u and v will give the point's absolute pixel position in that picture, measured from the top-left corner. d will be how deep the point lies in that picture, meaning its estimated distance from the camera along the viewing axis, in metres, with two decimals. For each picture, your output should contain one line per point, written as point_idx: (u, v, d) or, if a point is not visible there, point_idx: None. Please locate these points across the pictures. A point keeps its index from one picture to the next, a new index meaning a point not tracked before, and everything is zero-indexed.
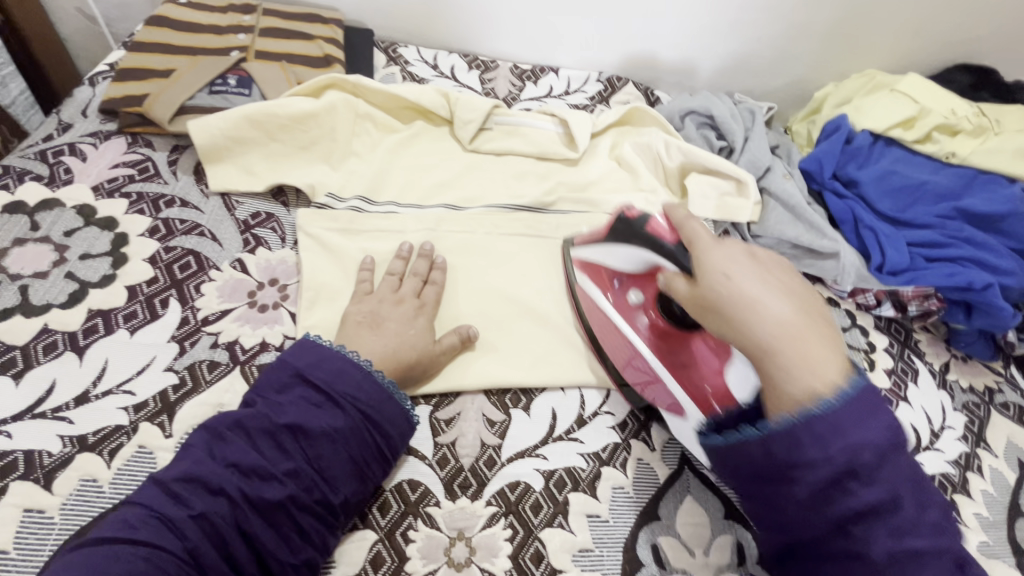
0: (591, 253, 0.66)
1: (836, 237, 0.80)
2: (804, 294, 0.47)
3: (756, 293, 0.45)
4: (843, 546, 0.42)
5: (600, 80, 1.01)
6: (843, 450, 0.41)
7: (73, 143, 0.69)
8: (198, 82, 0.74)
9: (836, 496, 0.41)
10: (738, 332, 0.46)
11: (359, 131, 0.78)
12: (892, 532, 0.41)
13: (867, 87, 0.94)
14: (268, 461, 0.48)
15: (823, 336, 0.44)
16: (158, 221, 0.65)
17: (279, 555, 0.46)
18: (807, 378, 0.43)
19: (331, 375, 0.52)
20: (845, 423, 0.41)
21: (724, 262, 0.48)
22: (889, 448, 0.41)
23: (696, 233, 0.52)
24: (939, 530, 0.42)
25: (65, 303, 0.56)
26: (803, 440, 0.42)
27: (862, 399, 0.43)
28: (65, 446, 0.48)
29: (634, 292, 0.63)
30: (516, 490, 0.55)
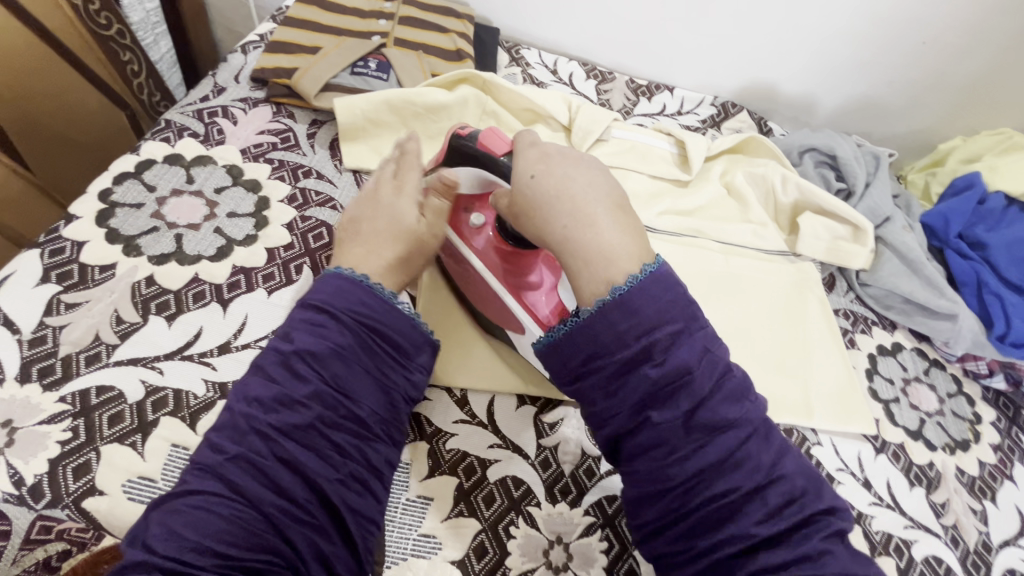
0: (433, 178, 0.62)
1: (955, 298, 0.76)
2: (606, 185, 0.47)
3: (559, 185, 0.47)
4: (647, 431, 0.42)
5: (715, 104, 0.99)
6: (635, 331, 0.42)
7: (225, 106, 0.74)
8: (343, 62, 0.77)
9: (635, 378, 0.42)
10: (547, 229, 0.47)
11: (482, 128, 0.79)
12: (690, 411, 0.41)
13: (1001, 146, 0.89)
14: (287, 388, 0.46)
15: (621, 229, 0.45)
16: (296, 190, 0.68)
17: (322, 473, 0.45)
18: (596, 259, 0.44)
19: (330, 295, 0.50)
20: (640, 306, 0.42)
21: (533, 164, 0.48)
22: (683, 328, 0.42)
23: (516, 140, 0.52)
24: (741, 401, 0.43)
25: (213, 256, 0.60)
26: (602, 330, 0.42)
27: (657, 284, 0.43)
28: (208, 391, 0.52)
29: (476, 216, 0.61)
30: (613, 504, 0.55)
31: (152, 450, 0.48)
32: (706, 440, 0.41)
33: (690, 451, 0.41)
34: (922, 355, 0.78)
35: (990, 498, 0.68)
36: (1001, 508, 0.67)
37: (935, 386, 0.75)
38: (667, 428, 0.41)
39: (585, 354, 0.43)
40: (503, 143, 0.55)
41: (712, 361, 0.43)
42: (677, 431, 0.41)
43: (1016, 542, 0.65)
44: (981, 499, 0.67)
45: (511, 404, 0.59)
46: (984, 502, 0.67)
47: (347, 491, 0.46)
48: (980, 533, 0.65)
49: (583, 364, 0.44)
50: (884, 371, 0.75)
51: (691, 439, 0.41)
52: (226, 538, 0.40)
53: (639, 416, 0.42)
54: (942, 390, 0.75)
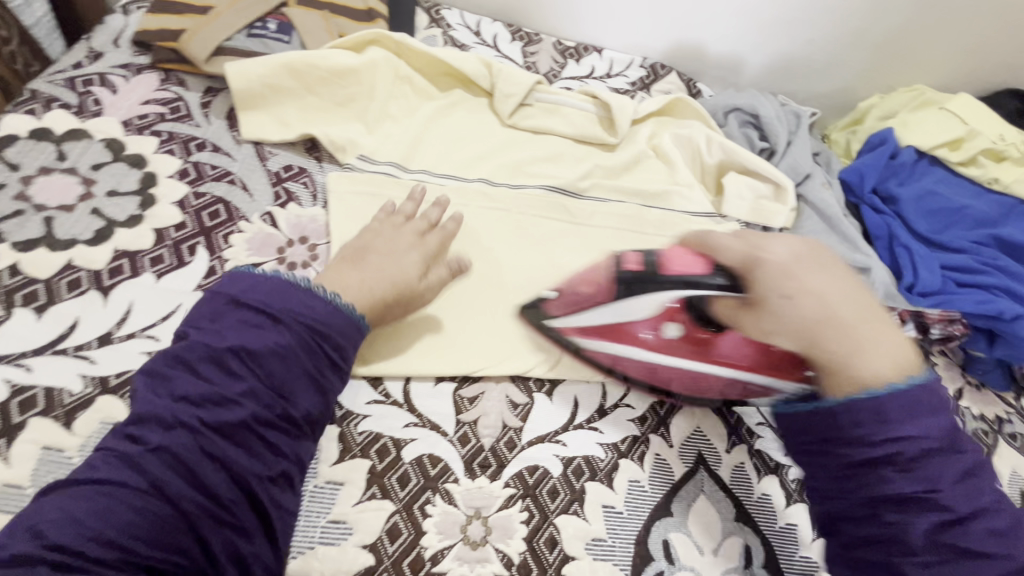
0: (602, 313, 0.61)
1: (869, 253, 0.78)
2: (853, 292, 0.48)
3: (831, 303, 0.47)
4: (877, 529, 0.45)
5: (644, 66, 0.97)
6: (886, 437, 0.45)
7: (103, 74, 0.67)
8: (237, 23, 0.70)
9: (871, 481, 0.45)
10: (794, 344, 0.48)
11: (397, 94, 0.74)
12: (937, 524, 0.43)
13: (915, 102, 0.92)
14: (218, 386, 0.44)
15: (881, 333, 0.47)
16: (188, 164, 0.63)
17: (253, 471, 0.43)
18: (862, 371, 0.46)
19: (268, 294, 0.49)
20: (893, 413, 0.45)
21: (782, 282, 0.47)
22: (950, 450, 0.45)
23: (735, 252, 0.51)
24: (1003, 535, 0.44)
25: (90, 240, 0.55)
26: (847, 424, 0.46)
27: (923, 395, 0.45)
28: (87, 387, 0.48)
29: (667, 327, 0.60)
30: (534, 475, 0.54)
31: (21, 455, 0.44)
32: (941, 558, 0.43)
33: (927, 555, 0.43)
34: None
35: None
36: None
37: None
38: (901, 529, 0.44)
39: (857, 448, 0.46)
40: (691, 257, 0.56)
41: (973, 486, 0.45)
42: (923, 542, 0.43)
43: None
44: None
45: (429, 381, 0.57)
46: None
47: (275, 488, 0.45)
48: None
49: (822, 446, 0.48)
50: None
51: (933, 550, 0.43)
52: (135, 533, 0.38)
53: (869, 510, 0.45)
54: None
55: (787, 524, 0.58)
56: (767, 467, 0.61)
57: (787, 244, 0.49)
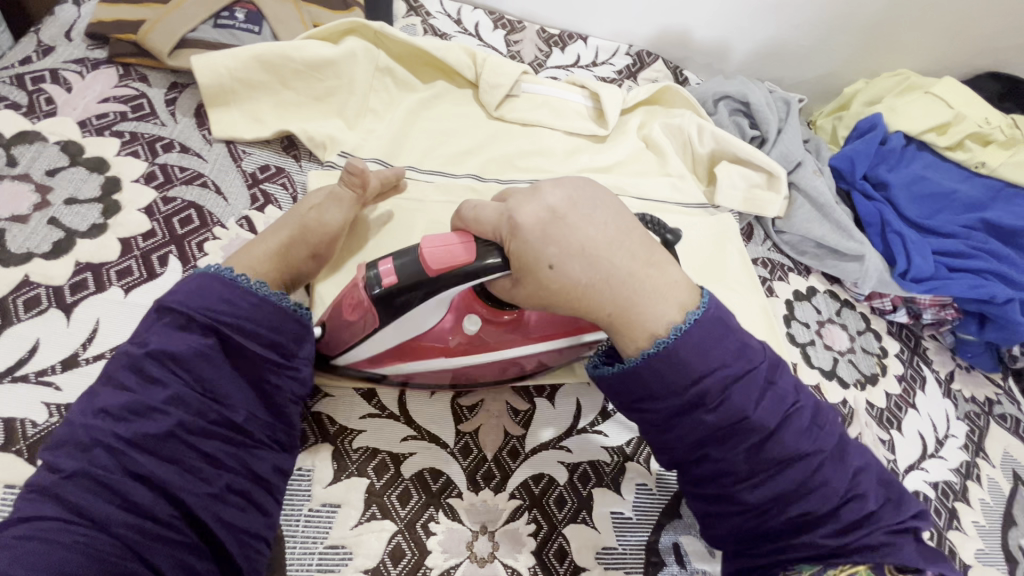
0: (392, 339, 0.48)
1: (863, 240, 0.77)
2: (593, 241, 0.44)
3: (583, 264, 0.44)
4: (708, 466, 0.45)
5: (630, 54, 0.94)
6: (690, 378, 0.43)
7: (54, 69, 0.61)
8: (202, 12, 0.65)
9: (692, 422, 0.44)
10: (591, 307, 0.45)
11: (377, 87, 0.70)
12: (758, 446, 0.44)
13: (900, 86, 0.91)
14: (143, 396, 0.41)
15: (638, 278, 0.45)
16: (155, 166, 0.58)
17: (186, 485, 0.40)
18: (647, 317, 0.44)
19: (187, 293, 0.44)
20: (689, 356, 0.43)
21: (546, 248, 0.43)
22: (740, 377, 0.44)
23: (496, 223, 0.44)
24: (809, 435, 0.45)
25: (48, 253, 0.51)
26: (650, 380, 0.44)
27: (709, 326, 0.44)
28: (52, 416, 0.44)
29: (465, 321, 0.50)
30: (540, 484, 0.52)
31: None
32: (773, 473, 0.44)
33: (761, 478, 0.44)
34: (834, 297, 0.78)
35: (896, 428, 0.69)
36: (906, 435, 0.69)
37: (846, 325, 0.77)
38: (730, 461, 0.45)
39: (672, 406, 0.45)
40: (449, 242, 0.43)
41: (771, 397, 0.45)
42: (743, 460, 0.44)
43: (919, 465, 0.67)
44: (888, 429, 0.69)
45: (426, 391, 0.55)
46: (891, 431, 0.69)
47: (224, 506, 0.41)
48: (889, 463, 0.66)
49: (639, 396, 0.46)
50: (800, 316, 0.76)
51: (757, 469, 0.44)
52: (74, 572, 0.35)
53: (700, 451, 0.45)
54: (853, 329, 0.76)
55: None
56: None
57: (555, 195, 0.45)
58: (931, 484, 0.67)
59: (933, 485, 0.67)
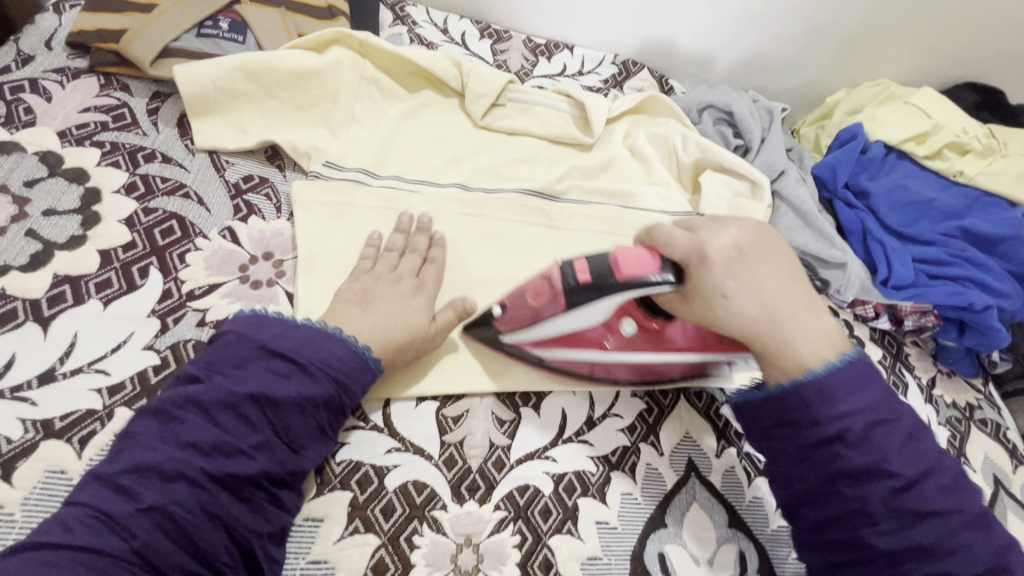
0: (538, 335, 0.54)
1: (845, 249, 0.78)
2: (777, 284, 0.50)
3: (755, 300, 0.49)
4: (834, 500, 0.46)
5: (616, 63, 0.95)
6: (831, 416, 0.46)
7: (34, 79, 0.61)
8: (186, 22, 0.65)
9: (827, 458, 0.46)
10: (756, 339, 0.50)
11: (363, 96, 0.70)
12: (893, 491, 0.45)
13: (880, 96, 0.93)
14: (234, 437, 0.43)
15: (808, 323, 0.50)
16: (136, 177, 0.58)
17: (254, 526, 0.42)
18: (799, 355, 0.49)
19: (297, 343, 0.47)
20: (834, 392, 0.47)
21: (726, 279, 0.48)
22: (880, 423, 0.46)
23: (683, 250, 0.47)
24: (946, 492, 0.45)
25: (25, 265, 0.50)
26: (793, 405, 0.48)
27: (852, 371, 0.48)
28: (26, 432, 0.43)
29: (622, 323, 0.55)
30: (525, 494, 0.52)
31: None
32: (906, 523, 0.44)
33: (886, 521, 0.45)
34: None
35: None
36: None
37: None
38: (862, 501, 0.45)
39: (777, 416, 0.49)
40: (643, 254, 0.47)
41: (909, 450, 0.46)
42: (878, 506, 0.45)
43: None
44: None
45: (410, 403, 0.55)
46: None
47: (272, 544, 0.44)
48: None
49: (771, 422, 0.49)
50: None
51: (889, 517, 0.45)
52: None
53: (831, 486, 0.46)
54: None
55: (777, 528, 0.56)
56: (757, 470, 0.59)
57: (738, 231, 0.51)
58: None
59: None
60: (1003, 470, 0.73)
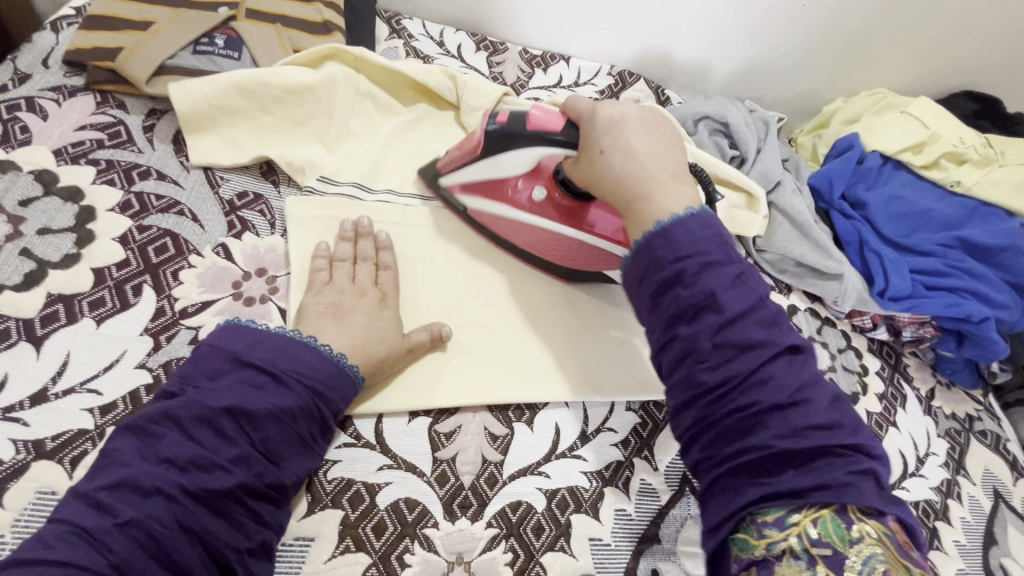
0: (467, 173, 0.64)
1: (841, 260, 0.78)
2: (658, 153, 0.53)
3: (628, 159, 0.52)
4: (676, 347, 0.46)
5: (612, 74, 0.95)
6: (667, 254, 0.47)
7: (31, 98, 0.62)
8: (181, 39, 0.65)
9: (664, 299, 0.47)
10: (616, 192, 0.53)
11: (358, 111, 0.70)
12: (720, 328, 0.44)
13: (877, 106, 0.93)
14: (209, 450, 0.43)
15: (667, 184, 0.52)
16: (130, 195, 0.58)
17: (232, 541, 0.42)
18: (650, 209, 0.51)
19: (270, 352, 0.48)
20: (674, 238, 0.48)
21: (605, 137, 0.52)
22: (713, 264, 0.46)
23: (582, 107, 0.54)
24: (773, 329, 0.45)
25: (19, 285, 0.51)
26: (642, 255, 0.49)
27: (698, 225, 0.48)
28: (18, 453, 0.44)
29: (534, 190, 0.63)
30: (518, 511, 0.52)
31: None
32: (732, 358, 0.44)
33: (720, 360, 0.44)
34: (815, 316, 0.79)
35: None
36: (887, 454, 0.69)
37: (826, 343, 0.76)
38: (695, 340, 0.45)
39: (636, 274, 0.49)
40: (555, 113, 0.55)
41: (744, 289, 0.46)
42: (710, 343, 0.44)
43: (902, 485, 0.67)
44: None
45: (403, 419, 0.54)
46: None
47: (251, 560, 0.43)
48: None
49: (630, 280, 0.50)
50: None
51: (716, 352, 0.44)
52: None
53: (671, 329, 0.46)
54: (833, 346, 0.76)
55: None
56: None
57: (631, 106, 0.54)
58: (912, 503, 0.66)
59: (914, 504, 0.66)
60: (1004, 483, 0.72)
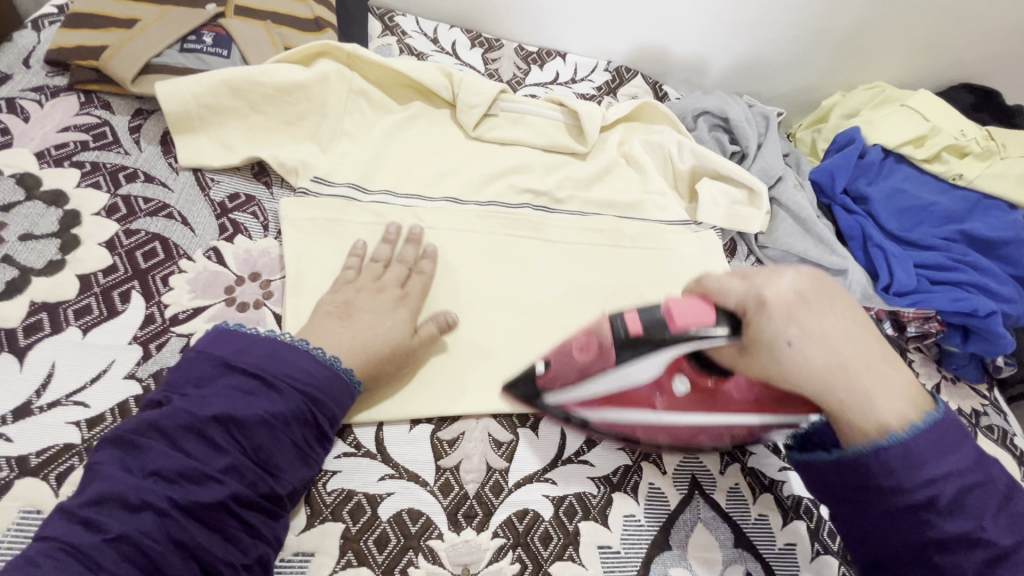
0: (582, 390, 0.52)
1: (845, 255, 0.77)
2: (855, 328, 0.43)
3: (826, 355, 0.42)
4: (933, 570, 0.41)
5: (609, 70, 0.94)
6: (917, 482, 0.41)
7: (12, 98, 0.60)
8: (168, 37, 0.63)
9: (914, 524, 0.41)
10: (816, 396, 0.43)
11: (351, 109, 0.69)
12: (989, 562, 0.39)
13: (876, 99, 0.92)
14: (198, 462, 0.41)
15: (877, 375, 0.43)
16: (117, 198, 0.56)
17: (225, 556, 0.40)
18: (880, 416, 0.42)
19: (260, 357, 0.46)
20: (923, 455, 0.41)
21: (788, 328, 0.42)
22: (978, 485, 0.41)
23: (737, 292, 0.44)
24: (1022, 542, 0.40)
25: (0, 293, 0.49)
26: (877, 471, 0.42)
27: (943, 432, 0.42)
28: (1, 470, 0.42)
29: (676, 384, 0.52)
30: (524, 520, 0.50)
31: None
32: None
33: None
34: None
35: None
36: None
37: None
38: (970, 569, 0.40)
39: (854, 483, 0.43)
40: (699, 304, 0.45)
41: (1000, 509, 0.41)
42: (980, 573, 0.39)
43: None
44: None
45: (404, 426, 0.53)
46: None
47: None
48: None
49: (850, 490, 0.44)
50: None
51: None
52: None
53: (887, 514, 0.42)
54: None
55: (786, 546, 0.54)
56: (762, 485, 0.57)
57: (800, 276, 0.44)
58: None
59: None
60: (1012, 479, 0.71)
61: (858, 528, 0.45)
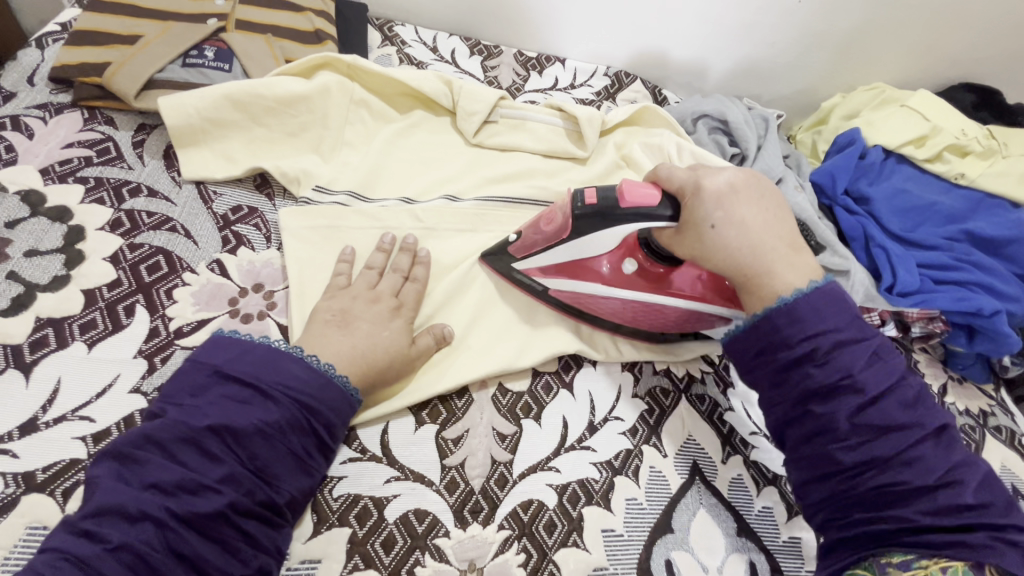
0: (547, 258, 0.60)
1: (847, 255, 0.77)
2: (768, 220, 0.52)
3: (737, 232, 0.51)
4: (816, 424, 0.46)
5: (608, 75, 0.94)
6: (800, 335, 0.47)
7: (16, 116, 0.60)
8: (170, 52, 0.64)
9: (796, 378, 0.47)
10: (727, 267, 0.51)
11: (352, 119, 0.69)
12: (859, 409, 0.45)
13: (876, 100, 0.92)
14: (194, 472, 0.41)
15: (780, 254, 0.51)
16: (121, 212, 0.57)
17: (225, 566, 0.40)
18: (772, 283, 0.50)
19: (253, 366, 0.46)
20: (805, 316, 0.47)
21: (712, 209, 0.51)
22: (851, 343, 0.47)
23: (681, 181, 0.53)
24: (908, 407, 0.45)
25: (6, 309, 0.49)
26: (769, 333, 0.48)
27: (828, 300, 0.48)
28: (8, 487, 0.42)
29: (624, 262, 0.60)
30: (528, 511, 0.50)
31: None
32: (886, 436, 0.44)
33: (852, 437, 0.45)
34: None
35: None
36: None
37: None
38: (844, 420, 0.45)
39: (755, 350, 0.49)
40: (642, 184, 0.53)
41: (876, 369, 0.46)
42: (850, 421, 0.45)
43: None
44: None
45: (409, 425, 0.53)
46: None
47: None
48: None
49: (752, 357, 0.50)
50: None
51: (853, 433, 0.45)
52: None
53: (802, 408, 0.47)
54: None
55: (791, 539, 0.54)
56: (765, 479, 0.57)
57: (733, 172, 0.53)
58: None
59: None
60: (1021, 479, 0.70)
61: (763, 397, 0.50)
